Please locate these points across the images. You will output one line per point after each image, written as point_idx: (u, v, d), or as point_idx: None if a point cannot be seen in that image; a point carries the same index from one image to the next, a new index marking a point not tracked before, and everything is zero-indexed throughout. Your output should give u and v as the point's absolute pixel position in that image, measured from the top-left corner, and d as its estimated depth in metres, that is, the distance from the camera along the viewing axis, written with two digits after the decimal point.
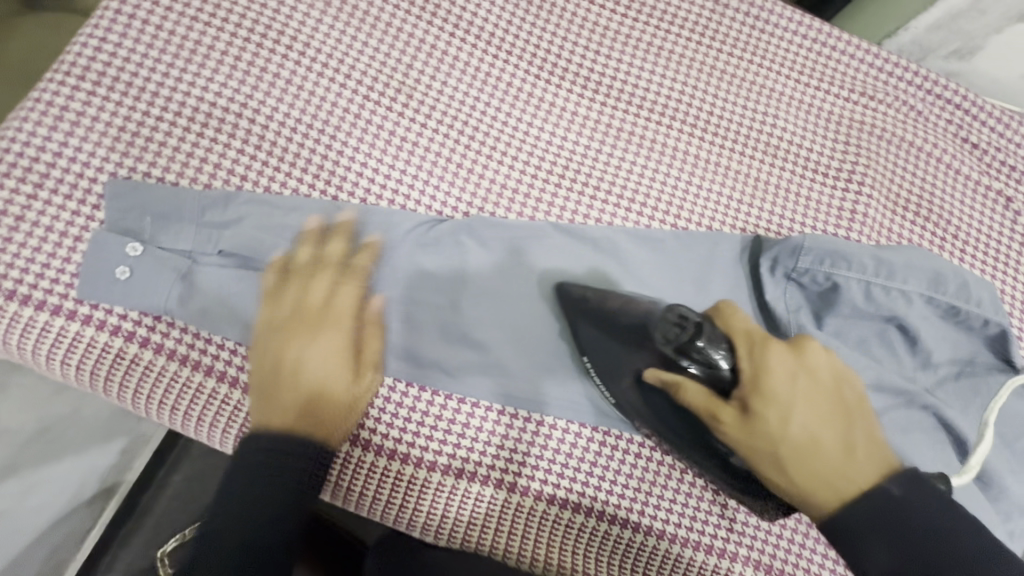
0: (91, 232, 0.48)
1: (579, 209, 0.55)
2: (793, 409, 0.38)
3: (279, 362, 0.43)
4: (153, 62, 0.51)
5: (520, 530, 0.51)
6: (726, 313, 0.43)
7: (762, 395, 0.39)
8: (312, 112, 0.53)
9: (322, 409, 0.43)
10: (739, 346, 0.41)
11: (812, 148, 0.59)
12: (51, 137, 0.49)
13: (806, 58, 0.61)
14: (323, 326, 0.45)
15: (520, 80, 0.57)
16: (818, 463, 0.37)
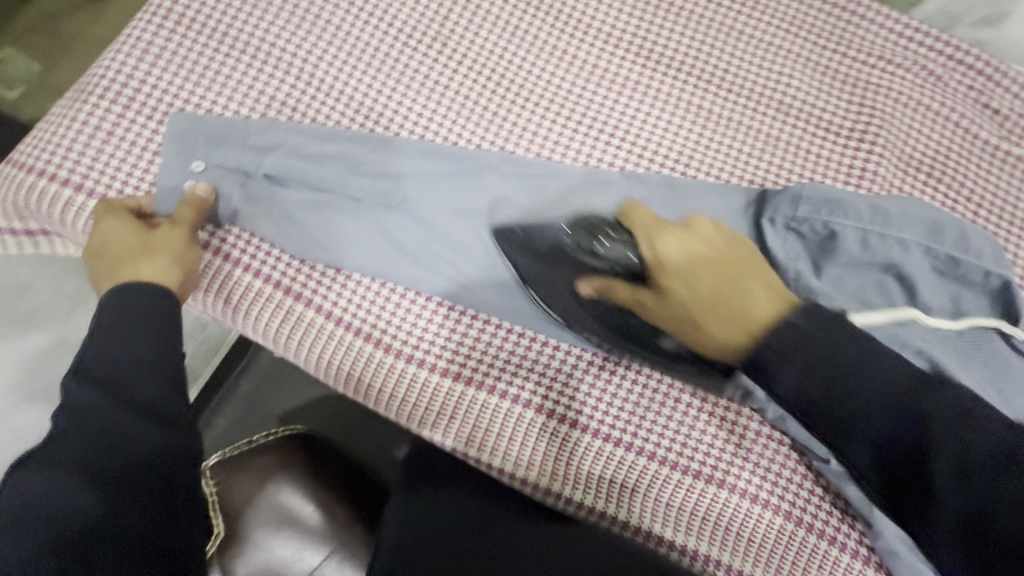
0: (162, 157, 0.55)
1: (593, 154, 0.59)
2: (694, 276, 0.47)
3: (92, 251, 0.51)
4: (224, 6, 0.59)
5: (564, 459, 0.55)
6: (634, 208, 0.52)
7: (661, 270, 0.48)
8: (357, 54, 0.59)
9: (130, 263, 0.50)
10: (633, 233, 0.50)
11: (826, 106, 0.61)
12: (138, 67, 0.57)
13: (824, 22, 0.63)
14: (113, 221, 0.52)
15: (545, 33, 0.61)
16: (728, 312, 0.45)
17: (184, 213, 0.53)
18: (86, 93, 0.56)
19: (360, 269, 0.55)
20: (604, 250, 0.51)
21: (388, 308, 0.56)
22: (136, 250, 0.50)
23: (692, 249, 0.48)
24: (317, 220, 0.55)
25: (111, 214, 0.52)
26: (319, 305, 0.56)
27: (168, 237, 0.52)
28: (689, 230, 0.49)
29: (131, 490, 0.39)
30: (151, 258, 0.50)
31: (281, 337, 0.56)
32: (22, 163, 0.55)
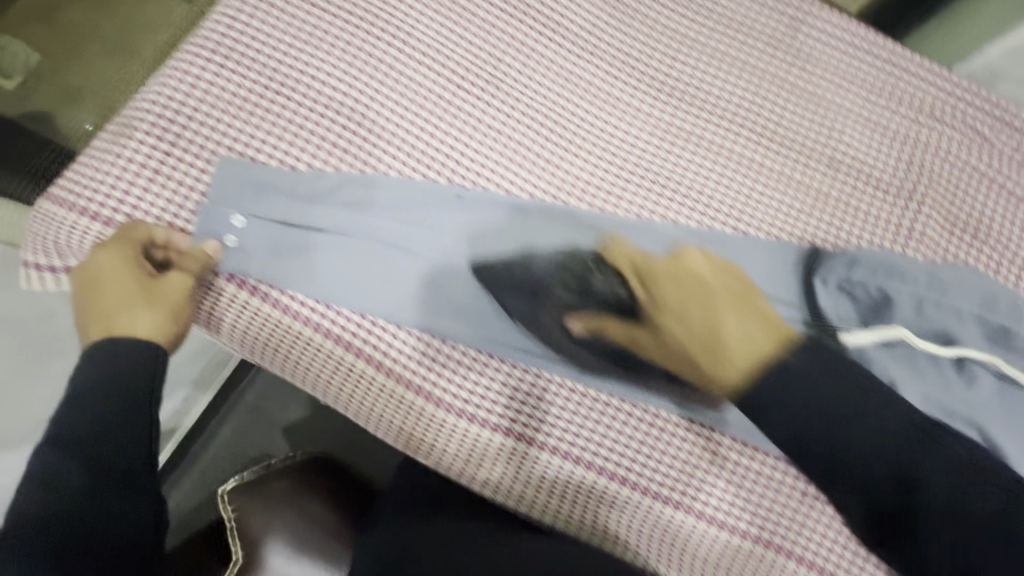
0: (206, 203, 0.53)
1: (646, 206, 0.59)
2: (684, 313, 0.48)
3: (86, 283, 0.49)
4: (275, 42, 0.58)
5: (610, 515, 0.56)
6: (614, 245, 0.54)
7: (656, 310, 0.50)
8: (411, 96, 0.58)
9: (121, 314, 0.48)
10: (625, 276, 0.53)
11: (874, 164, 0.61)
12: (186, 102, 0.55)
13: (875, 76, 0.63)
14: (115, 263, 0.49)
15: (600, 80, 0.61)
16: (709, 345, 0.46)
17: (190, 262, 0.52)
18: (129, 127, 0.55)
19: (405, 321, 0.55)
20: (593, 288, 0.54)
21: (439, 360, 0.55)
22: (131, 300, 0.49)
23: (687, 283, 0.49)
24: (369, 273, 0.54)
25: (116, 248, 0.49)
26: (364, 353, 0.54)
27: (166, 291, 0.50)
28: (681, 263, 0.51)
29: (78, 559, 0.42)
30: (143, 314, 0.49)
31: (330, 388, 0.56)
32: (59, 198, 0.53)
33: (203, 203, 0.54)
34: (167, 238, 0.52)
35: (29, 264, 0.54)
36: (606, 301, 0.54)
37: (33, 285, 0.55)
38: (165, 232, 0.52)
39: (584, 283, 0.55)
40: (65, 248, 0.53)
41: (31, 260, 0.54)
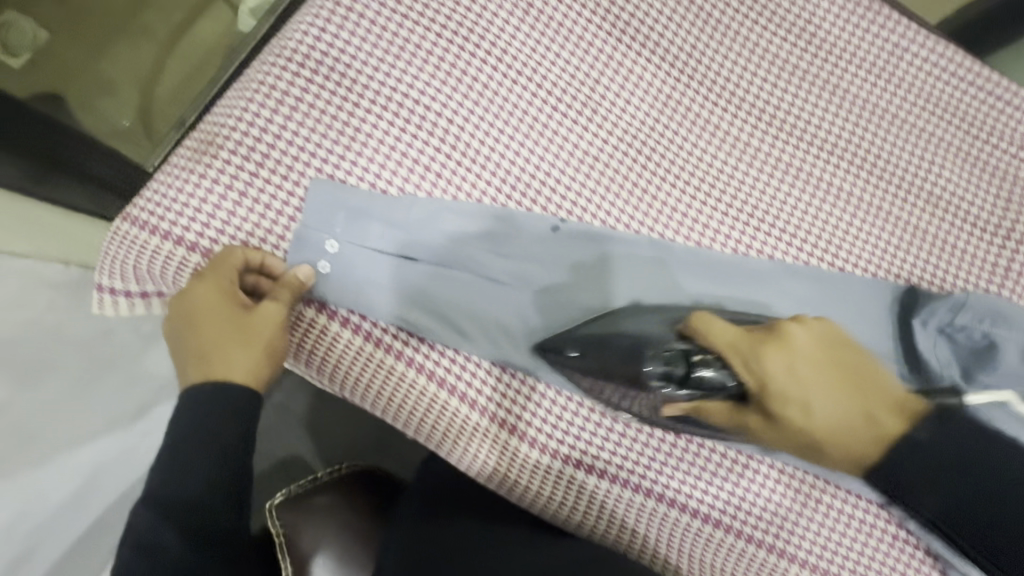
0: (298, 226, 0.51)
1: (743, 239, 0.57)
2: (812, 400, 0.44)
3: (184, 318, 0.49)
4: (367, 55, 0.55)
5: (696, 552, 0.57)
6: (704, 323, 0.46)
7: (770, 395, 0.44)
8: (505, 118, 0.56)
9: (219, 355, 0.49)
10: (729, 358, 0.45)
11: (971, 202, 0.60)
12: (273, 119, 0.52)
13: (974, 109, 0.62)
14: (210, 301, 0.48)
15: (698, 105, 0.60)
16: (839, 438, 0.45)
17: (281, 292, 0.49)
18: (211, 143, 0.51)
19: (490, 357, 0.52)
20: (709, 378, 0.44)
21: (534, 399, 0.54)
22: (229, 340, 0.49)
23: (798, 369, 0.45)
24: (465, 308, 0.52)
25: (210, 282, 0.48)
26: (459, 391, 0.52)
27: (259, 328, 0.49)
28: (784, 346, 0.45)
29: None
30: (240, 355, 0.48)
31: (422, 428, 0.53)
32: (137, 219, 0.50)
33: (294, 228, 0.51)
34: (263, 262, 0.50)
35: (102, 288, 0.51)
36: (721, 394, 0.46)
37: (105, 308, 0.52)
38: (261, 257, 0.50)
39: (699, 377, 0.44)
40: (145, 274, 0.51)
41: (105, 285, 0.51)
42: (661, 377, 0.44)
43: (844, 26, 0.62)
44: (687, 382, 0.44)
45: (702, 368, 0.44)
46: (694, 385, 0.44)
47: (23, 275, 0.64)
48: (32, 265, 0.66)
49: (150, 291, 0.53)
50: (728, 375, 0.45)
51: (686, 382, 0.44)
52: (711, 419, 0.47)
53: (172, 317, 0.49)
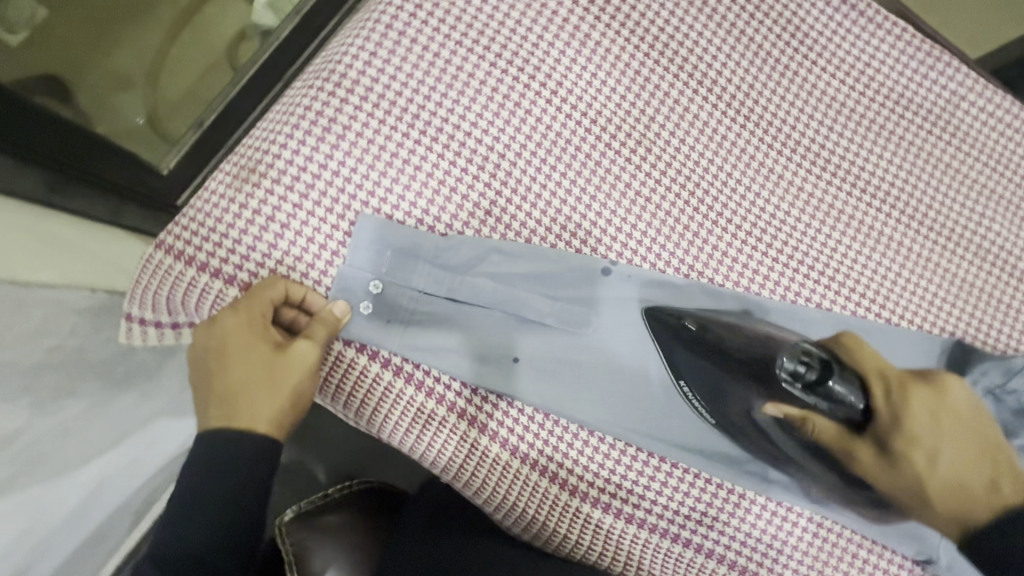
0: (342, 265, 0.49)
1: (793, 288, 0.56)
2: (941, 450, 0.53)
3: (214, 352, 0.46)
4: (417, 82, 0.52)
5: None
6: (856, 348, 0.54)
7: (909, 438, 0.53)
8: (557, 152, 0.54)
9: (248, 396, 0.46)
10: (876, 384, 0.53)
11: (1013, 253, 0.61)
12: (318, 147, 0.50)
13: (1016, 156, 0.63)
14: (242, 338, 0.46)
15: (754, 147, 0.58)
16: (957, 492, 0.53)
17: (316, 330, 0.47)
18: (253, 170, 0.49)
19: (536, 405, 0.50)
20: (839, 393, 0.52)
21: (571, 446, 0.52)
22: (259, 380, 0.46)
23: (936, 414, 0.54)
24: (510, 351, 0.51)
25: (244, 318, 0.46)
26: (499, 436, 0.51)
27: (292, 368, 0.46)
28: (936, 395, 0.55)
29: None
30: (271, 396, 0.46)
31: (455, 468, 0.51)
32: (172, 248, 0.48)
33: (336, 264, 0.49)
34: (303, 296, 0.48)
35: (131, 318, 0.49)
36: (841, 415, 0.53)
37: (132, 338, 0.51)
38: (302, 291, 0.48)
39: (829, 388, 0.53)
40: (177, 305, 0.49)
41: (135, 314, 0.49)
42: (789, 374, 0.53)
43: (901, 71, 0.62)
44: (816, 390, 0.53)
45: (832, 381, 0.53)
46: (826, 396, 0.53)
47: (46, 306, 0.55)
48: (61, 294, 0.57)
49: (181, 321, 0.51)
50: (863, 396, 0.53)
51: (818, 387, 0.52)
52: (816, 437, 0.53)
53: (198, 350, 0.47)
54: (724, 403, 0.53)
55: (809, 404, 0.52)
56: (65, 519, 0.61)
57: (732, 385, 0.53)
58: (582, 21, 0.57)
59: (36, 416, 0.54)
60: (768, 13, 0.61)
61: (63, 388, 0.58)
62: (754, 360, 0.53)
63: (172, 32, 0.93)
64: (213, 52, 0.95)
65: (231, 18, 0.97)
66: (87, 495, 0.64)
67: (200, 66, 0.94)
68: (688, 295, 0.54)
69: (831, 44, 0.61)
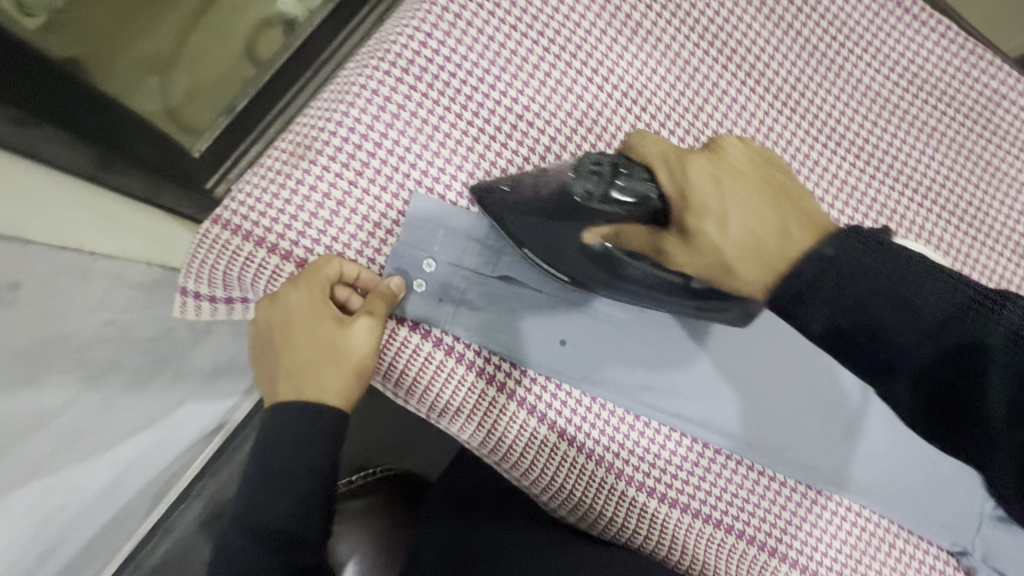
0: (395, 244, 0.50)
1: None
2: (727, 211, 0.35)
3: (277, 329, 0.46)
4: (470, 64, 0.53)
5: None
6: (641, 140, 0.43)
7: (687, 208, 0.37)
8: (606, 137, 0.55)
9: (313, 371, 0.46)
10: (657, 169, 0.40)
11: None
12: (374, 126, 0.50)
13: None
14: (304, 314, 0.46)
15: (799, 139, 0.59)
16: (765, 255, 0.33)
17: (377, 304, 0.47)
18: (309, 147, 0.50)
19: (586, 387, 0.51)
20: (627, 191, 0.41)
21: (617, 429, 0.53)
22: (322, 356, 0.46)
23: (723, 180, 0.36)
24: (562, 333, 0.52)
25: (306, 294, 0.45)
26: (548, 418, 0.52)
27: (355, 342, 0.46)
28: (715, 157, 0.37)
29: None
30: (335, 371, 0.46)
31: (503, 449, 0.52)
32: (229, 223, 0.48)
33: (391, 243, 0.50)
34: (357, 274, 0.48)
35: (186, 292, 0.50)
36: (647, 217, 0.40)
37: (185, 312, 0.52)
38: (357, 269, 0.48)
39: (623, 189, 0.41)
40: (233, 280, 0.49)
41: (190, 289, 0.50)
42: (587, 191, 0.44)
43: (943, 67, 0.63)
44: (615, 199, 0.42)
45: (617, 184, 0.41)
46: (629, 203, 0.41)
47: (109, 278, 0.56)
48: (117, 268, 0.57)
49: (234, 296, 0.52)
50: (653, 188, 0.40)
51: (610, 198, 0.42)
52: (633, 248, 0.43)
53: (260, 328, 0.47)
54: (567, 246, 0.47)
55: (620, 216, 0.42)
56: (99, 489, 0.64)
57: (572, 226, 0.47)
58: (632, 8, 0.57)
59: (84, 389, 0.54)
60: (815, 5, 0.61)
61: (110, 364, 0.58)
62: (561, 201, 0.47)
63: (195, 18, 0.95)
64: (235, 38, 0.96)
65: (254, 6, 0.99)
66: (117, 472, 0.66)
67: (223, 52, 0.95)
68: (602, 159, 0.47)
69: (876, 38, 0.62)
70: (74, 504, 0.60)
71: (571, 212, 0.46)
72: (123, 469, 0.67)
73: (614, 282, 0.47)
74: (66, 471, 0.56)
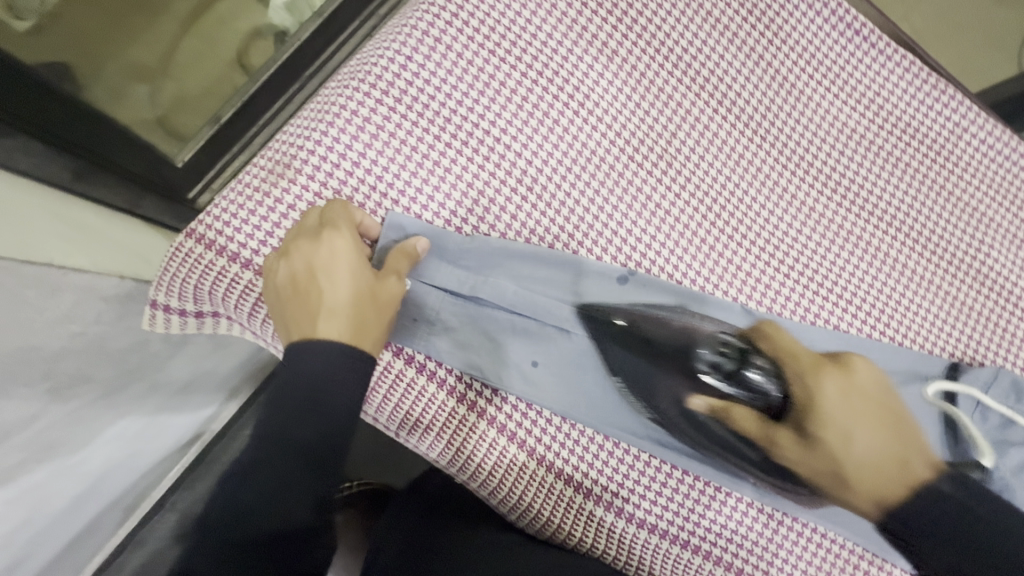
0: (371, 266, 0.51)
1: (801, 305, 0.59)
2: (855, 434, 0.45)
3: (317, 270, 0.45)
4: (450, 87, 0.54)
5: None
6: (774, 333, 0.52)
7: (819, 418, 0.46)
8: (584, 161, 0.57)
9: (358, 309, 0.45)
10: (781, 369, 0.49)
11: (999, 270, 0.66)
12: (351, 146, 0.51)
13: (1004, 178, 0.68)
14: (348, 254, 0.46)
15: (768, 166, 0.61)
16: (874, 473, 0.44)
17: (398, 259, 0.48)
18: (286, 167, 0.50)
19: (554, 408, 0.52)
20: (755, 381, 0.49)
21: (587, 452, 0.53)
22: (365, 296, 0.46)
23: (850, 396, 0.47)
24: (532, 355, 0.52)
25: (350, 234, 0.47)
26: (518, 437, 0.52)
27: (393, 288, 0.47)
28: (848, 377, 0.48)
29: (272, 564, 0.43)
30: (379, 312, 0.46)
31: (470, 467, 0.52)
32: (203, 237, 0.48)
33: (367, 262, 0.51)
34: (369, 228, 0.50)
35: (157, 305, 0.51)
36: (761, 404, 0.49)
37: (155, 325, 0.53)
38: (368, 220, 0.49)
39: (747, 378, 0.49)
40: (204, 295, 0.50)
41: (159, 301, 0.51)
42: (710, 365, 0.52)
43: (906, 99, 0.66)
44: (734, 381, 0.50)
45: (751, 369, 0.49)
46: (744, 386, 0.49)
47: (78, 291, 0.55)
48: (87, 282, 0.55)
49: (204, 310, 0.53)
50: (778, 383, 0.49)
51: (734, 377, 0.50)
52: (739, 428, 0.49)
53: (295, 270, 0.45)
54: (642, 384, 0.53)
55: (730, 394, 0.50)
56: (67, 502, 0.63)
57: (648, 368, 0.53)
58: (611, 37, 0.59)
59: (51, 402, 0.53)
60: (785, 41, 0.64)
61: (78, 375, 0.57)
62: (658, 350, 0.54)
63: (184, 28, 0.95)
64: (225, 47, 0.97)
65: (246, 16, 0.99)
66: (86, 483, 0.65)
67: (213, 61, 0.95)
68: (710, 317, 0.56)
69: (844, 72, 0.65)
70: (41, 517, 0.59)
71: (652, 358, 0.54)
72: (93, 479, 0.66)
73: (690, 430, 0.54)
74: (31, 485, 0.55)
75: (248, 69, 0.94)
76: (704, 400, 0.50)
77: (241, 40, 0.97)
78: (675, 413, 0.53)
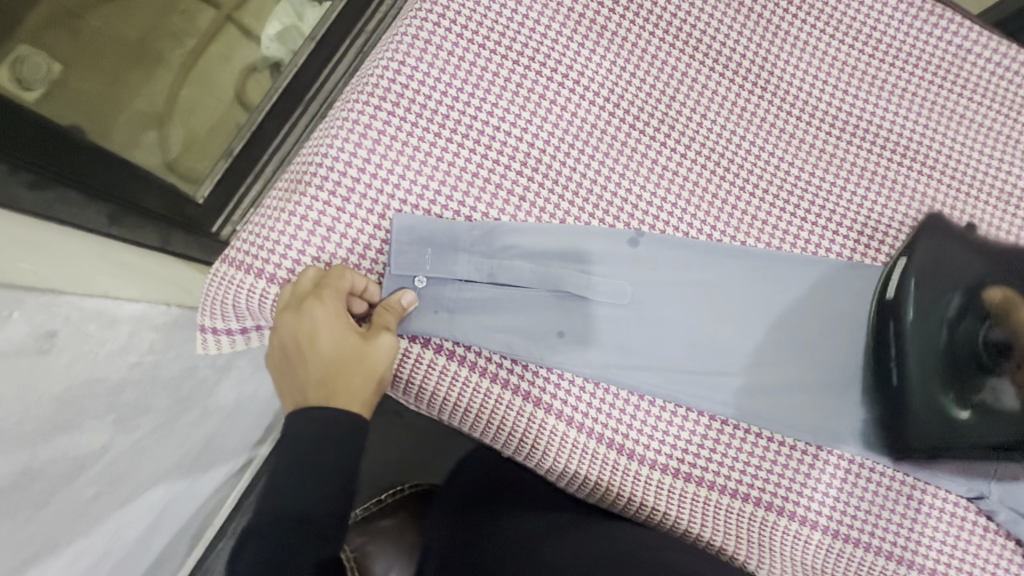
0: (389, 275, 0.54)
1: (822, 244, 0.60)
2: None
3: (303, 342, 0.48)
4: (444, 85, 0.57)
5: (798, 555, 0.56)
6: None
7: None
8: (585, 137, 0.59)
9: (340, 381, 0.48)
10: None
11: (1023, 186, 0.65)
12: (357, 153, 0.54)
13: (1015, 94, 0.67)
14: (330, 326, 0.48)
15: (771, 115, 0.62)
16: None
17: (381, 317, 0.51)
18: (301, 182, 0.54)
19: (589, 373, 0.54)
20: None
21: (625, 414, 0.55)
22: (348, 368, 0.48)
23: None
24: (562, 325, 0.54)
25: (332, 301, 0.49)
26: (556, 410, 0.54)
27: (379, 351, 0.49)
28: None
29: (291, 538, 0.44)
30: (361, 378, 0.49)
31: (513, 442, 0.54)
32: (234, 260, 0.53)
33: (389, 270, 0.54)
34: (365, 287, 0.52)
35: (206, 329, 0.54)
36: None
37: (208, 347, 0.55)
38: (365, 281, 0.52)
39: None
40: (243, 310, 0.53)
41: (207, 325, 0.54)
42: None
43: (904, 28, 0.66)
44: None
45: None
46: None
47: (133, 322, 0.57)
48: (142, 309, 0.59)
49: (249, 326, 0.56)
50: None
51: None
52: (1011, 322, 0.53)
53: (286, 343, 0.48)
54: (954, 272, 0.55)
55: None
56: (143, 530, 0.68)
57: (967, 259, 0.56)
58: (599, 14, 0.61)
59: (118, 433, 0.57)
60: None
61: (139, 406, 0.60)
62: (986, 250, 0.56)
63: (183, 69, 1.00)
64: (225, 80, 1.01)
65: (238, 55, 1.03)
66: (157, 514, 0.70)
67: (215, 97, 1.00)
68: (740, 274, 0.58)
69: (836, 11, 0.65)
70: (115, 547, 0.63)
71: (1003, 272, 0.55)
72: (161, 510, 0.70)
73: (911, 349, 0.54)
74: (106, 517, 0.59)
75: (249, 101, 0.99)
76: (1002, 291, 0.54)
77: (238, 72, 1.02)
78: (942, 307, 0.55)
